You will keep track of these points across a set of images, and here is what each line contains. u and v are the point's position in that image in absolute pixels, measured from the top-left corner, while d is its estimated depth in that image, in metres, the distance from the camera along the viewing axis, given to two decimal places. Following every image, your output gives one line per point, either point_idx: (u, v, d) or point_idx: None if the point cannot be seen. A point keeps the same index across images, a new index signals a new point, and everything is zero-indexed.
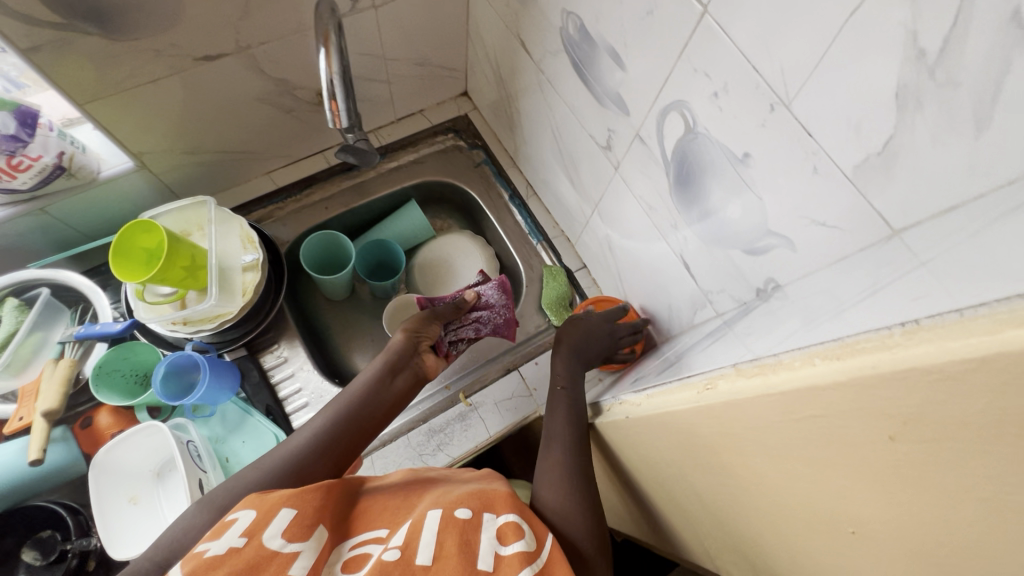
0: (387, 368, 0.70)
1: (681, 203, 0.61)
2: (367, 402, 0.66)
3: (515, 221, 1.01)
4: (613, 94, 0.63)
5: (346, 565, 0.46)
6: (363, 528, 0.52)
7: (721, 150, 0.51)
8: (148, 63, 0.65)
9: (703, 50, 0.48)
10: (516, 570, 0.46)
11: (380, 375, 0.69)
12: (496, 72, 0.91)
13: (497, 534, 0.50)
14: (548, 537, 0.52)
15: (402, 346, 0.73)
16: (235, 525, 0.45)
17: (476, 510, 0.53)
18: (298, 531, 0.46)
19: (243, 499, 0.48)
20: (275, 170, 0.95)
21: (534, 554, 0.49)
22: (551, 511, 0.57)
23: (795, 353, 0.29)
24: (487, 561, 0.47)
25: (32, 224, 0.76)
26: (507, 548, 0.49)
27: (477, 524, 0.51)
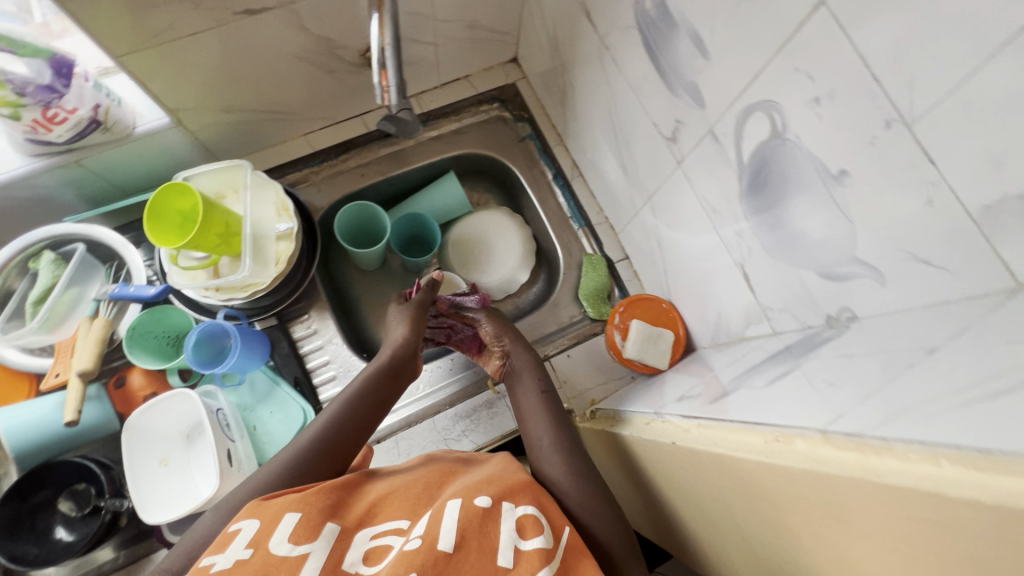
0: (384, 368, 0.70)
1: (750, 213, 0.56)
2: (366, 399, 0.66)
3: (557, 202, 0.96)
4: (689, 83, 0.56)
5: (368, 555, 0.47)
6: (384, 516, 0.52)
7: (811, 163, 0.45)
8: (187, 15, 0.61)
9: (809, 47, 0.41)
10: (534, 568, 0.45)
11: (380, 374, 0.69)
12: (552, 41, 0.84)
13: (516, 525, 0.49)
14: (566, 530, 0.52)
15: (400, 345, 0.72)
16: (240, 536, 0.46)
17: (495, 498, 0.52)
18: (305, 533, 0.47)
19: (245, 510, 0.50)
20: (312, 132, 0.91)
21: (552, 552, 0.48)
22: (575, 509, 0.58)
23: (917, 446, 0.25)
24: (507, 556, 0.46)
25: (68, 177, 0.74)
26: (526, 543, 0.48)
27: (496, 514, 0.50)
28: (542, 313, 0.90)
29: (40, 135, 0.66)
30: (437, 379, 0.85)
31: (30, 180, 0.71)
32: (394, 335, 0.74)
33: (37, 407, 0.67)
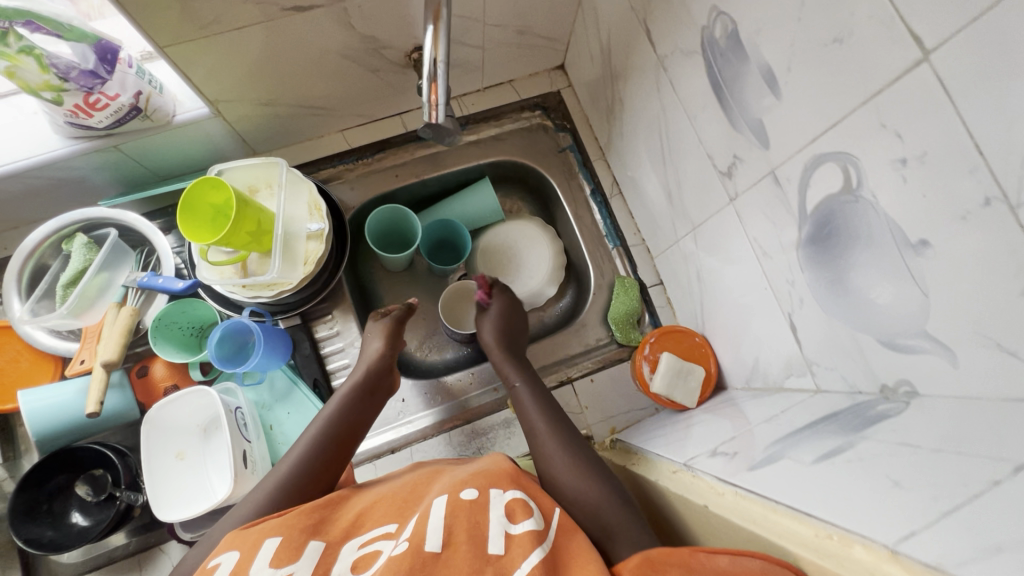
0: (359, 387, 0.71)
1: (805, 263, 0.53)
2: (344, 416, 0.67)
3: (593, 219, 0.93)
4: (754, 119, 0.53)
5: (357, 564, 0.46)
6: (372, 524, 0.52)
7: (885, 225, 0.42)
8: (236, 9, 0.60)
9: (902, 103, 0.38)
10: (527, 550, 0.45)
11: (357, 392, 0.71)
12: (604, 53, 0.80)
13: (506, 512, 0.49)
14: (556, 512, 0.52)
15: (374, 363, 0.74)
16: (218, 570, 0.45)
17: (482, 488, 0.52)
18: (286, 557, 0.46)
19: (223, 543, 0.48)
20: (350, 129, 0.89)
21: (544, 533, 0.48)
22: (579, 510, 0.55)
23: None
24: (498, 543, 0.46)
25: (106, 161, 0.74)
26: (517, 526, 0.48)
27: (484, 504, 0.50)
28: (568, 333, 0.87)
29: (81, 120, 0.66)
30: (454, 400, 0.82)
31: (69, 163, 0.71)
32: (370, 351, 0.76)
33: (61, 391, 0.67)
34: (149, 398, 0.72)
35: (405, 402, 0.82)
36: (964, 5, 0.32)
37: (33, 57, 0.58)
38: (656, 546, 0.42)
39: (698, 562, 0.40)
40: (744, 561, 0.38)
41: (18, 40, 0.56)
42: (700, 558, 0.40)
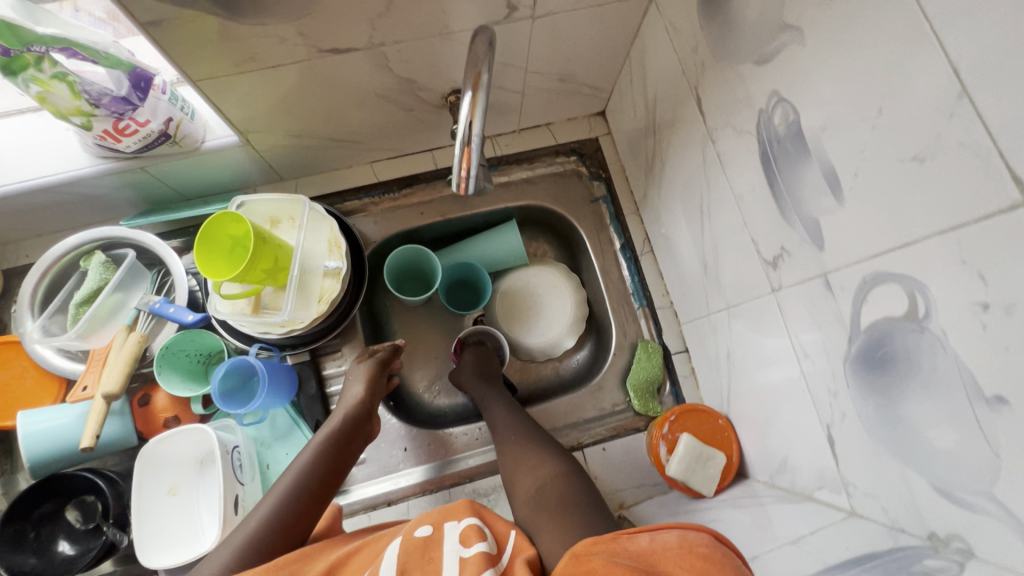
0: (336, 433, 0.67)
1: (852, 378, 0.48)
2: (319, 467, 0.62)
3: (620, 274, 0.89)
4: (809, 217, 0.48)
5: None
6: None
7: (954, 368, 0.37)
8: (273, 49, 0.58)
9: (987, 244, 0.33)
10: (479, 569, 0.45)
11: (334, 440, 0.66)
12: (648, 109, 0.77)
13: (459, 538, 0.50)
14: (508, 535, 0.53)
15: (354, 408, 0.69)
16: None
17: (436, 524, 0.53)
18: None
19: None
20: (378, 161, 0.87)
21: (495, 556, 0.49)
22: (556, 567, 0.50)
23: None
24: (453, 567, 0.46)
25: (133, 180, 0.73)
26: (470, 549, 0.48)
27: (439, 539, 0.50)
28: (583, 394, 0.84)
29: (110, 144, 0.66)
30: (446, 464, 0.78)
31: (95, 181, 0.70)
32: (351, 396, 0.71)
33: (61, 415, 0.66)
34: (148, 427, 0.71)
35: (407, 452, 0.79)
36: None
37: (65, 83, 0.57)
38: (582, 543, 0.47)
39: (621, 545, 0.45)
40: (661, 535, 0.45)
41: (53, 66, 0.55)
42: (622, 540, 0.45)
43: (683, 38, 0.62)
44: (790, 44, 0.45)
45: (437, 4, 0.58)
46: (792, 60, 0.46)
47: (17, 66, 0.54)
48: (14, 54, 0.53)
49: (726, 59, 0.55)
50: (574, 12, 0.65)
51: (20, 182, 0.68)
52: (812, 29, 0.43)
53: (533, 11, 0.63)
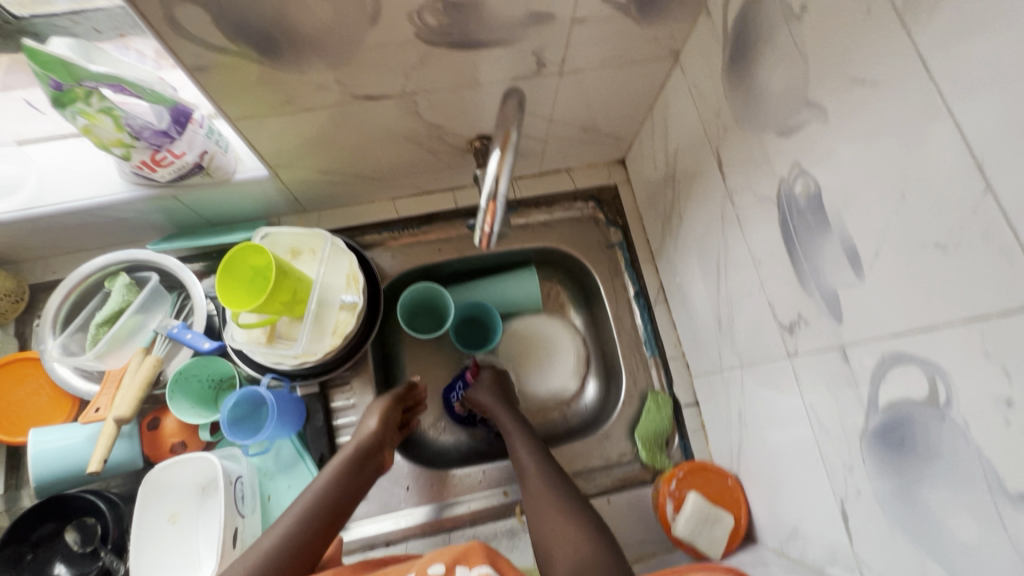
0: (352, 457, 0.65)
1: (869, 455, 0.47)
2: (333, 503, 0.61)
3: (633, 322, 0.89)
4: (827, 288, 0.49)
5: None
6: None
7: (976, 460, 0.36)
8: (310, 94, 0.61)
9: (1009, 339, 0.33)
10: None
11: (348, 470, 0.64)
12: (668, 163, 0.78)
13: None
14: None
15: (371, 433, 0.68)
16: None
17: (448, 567, 0.51)
18: None
19: None
20: (400, 198, 0.89)
21: None
22: None
23: None
24: None
25: (163, 207, 0.75)
26: None
27: None
28: (590, 442, 0.82)
29: (145, 173, 0.68)
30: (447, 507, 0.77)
31: (127, 206, 0.73)
32: (366, 424, 0.69)
33: (71, 435, 0.66)
34: (154, 450, 0.71)
35: (409, 490, 0.78)
36: None
37: (110, 117, 0.60)
38: None
39: None
40: None
41: (101, 101, 0.58)
42: None
43: (706, 100, 0.63)
44: (812, 120, 0.46)
45: (469, 59, 0.60)
46: (814, 135, 0.46)
47: (67, 99, 0.57)
48: (66, 88, 0.56)
49: (749, 126, 0.56)
50: (600, 70, 0.68)
51: (56, 203, 0.70)
52: (834, 108, 0.44)
53: (560, 68, 0.65)
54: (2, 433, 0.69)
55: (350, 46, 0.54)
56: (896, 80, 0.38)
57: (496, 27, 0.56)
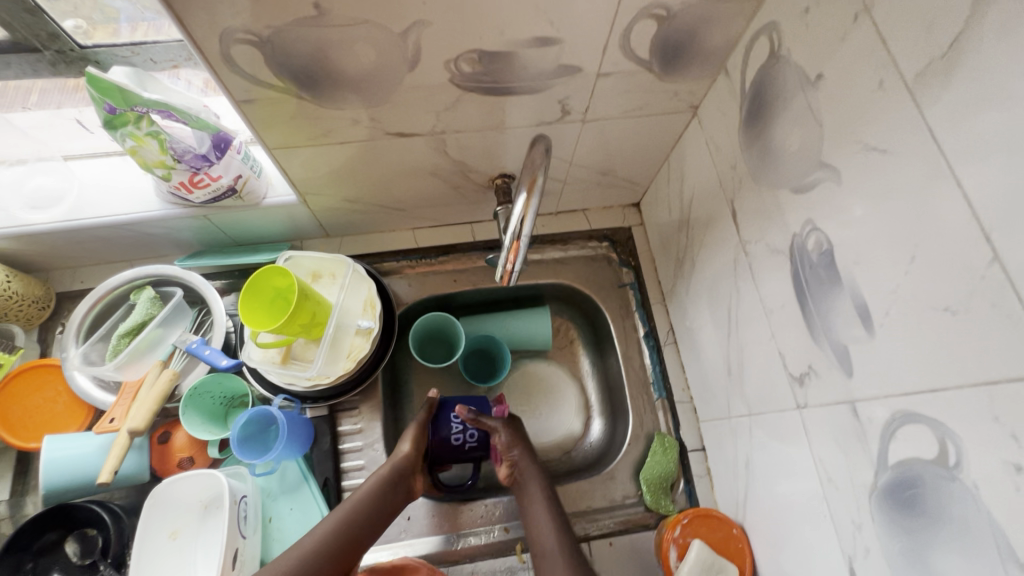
0: (385, 478, 0.67)
1: (878, 513, 0.47)
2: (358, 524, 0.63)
3: (642, 362, 0.89)
4: (838, 343, 0.50)
5: None
6: None
7: (987, 525, 0.37)
8: (346, 128, 0.64)
9: (1018, 406, 0.34)
10: None
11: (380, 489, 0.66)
12: (683, 210, 0.81)
13: None
14: None
15: (404, 456, 0.70)
16: None
17: None
18: None
19: None
20: (420, 228, 0.92)
21: None
22: None
23: None
24: None
25: (193, 225, 0.78)
26: None
27: None
28: (594, 481, 0.82)
29: (182, 194, 0.71)
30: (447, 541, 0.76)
31: (160, 223, 0.75)
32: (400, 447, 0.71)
33: (83, 444, 0.67)
34: (162, 464, 0.72)
35: (410, 521, 0.77)
36: None
37: (156, 139, 0.63)
38: None
39: None
40: None
41: (149, 125, 0.61)
42: None
43: (722, 153, 0.66)
44: (825, 180, 0.48)
45: (498, 103, 0.63)
46: (827, 194, 0.48)
47: (119, 122, 0.61)
48: (118, 112, 0.59)
49: (764, 181, 0.58)
50: (622, 119, 0.71)
51: (93, 217, 0.73)
52: (847, 171, 0.46)
53: (583, 116, 0.68)
54: (15, 438, 0.70)
55: (388, 87, 0.57)
56: (906, 150, 0.40)
57: (526, 76, 0.60)
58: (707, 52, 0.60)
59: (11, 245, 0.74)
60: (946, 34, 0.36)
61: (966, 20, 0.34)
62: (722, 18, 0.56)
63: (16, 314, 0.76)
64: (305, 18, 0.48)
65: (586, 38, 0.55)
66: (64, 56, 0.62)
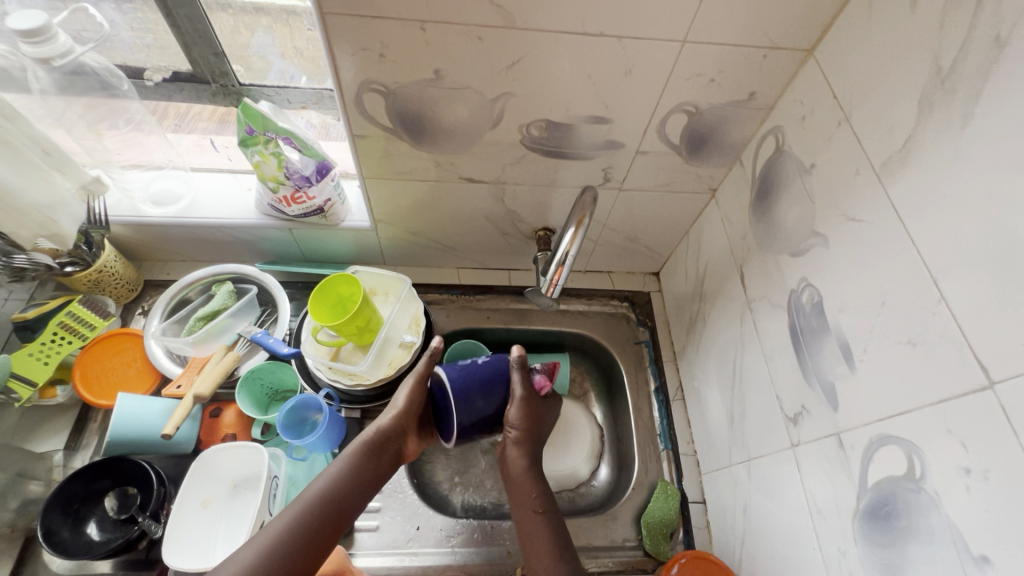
0: (371, 443, 0.67)
1: (860, 537, 0.53)
2: (343, 492, 0.63)
3: (651, 414, 0.95)
4: (827, 382, 0.58)
5: None
6: None
7: (947, 529, 0.43)
8: (428, 169, 0.78)
9: (964, 418, 0.42)
10: None
11: (364, 456, 0.66)
12: (699, 277, 0.92)
13: None
14: None
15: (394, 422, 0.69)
16: None
17: None
18: None
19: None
20: (464, 269, 1.05)
21: None
22: None
23: None
24: None
25: (277, 235, 0.91)
26: None
27: None
28: (598, 520, 0.85)
29: (280, 207, 0.85)
30: (453, 555, 0.79)
31: (253, 229, 0.89)
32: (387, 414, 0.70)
33: (147, 406, 0.74)
34: (208, 436, 0.81)
35: (418, 531, 0.80)
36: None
37: (276, 158, 0.78)
38: None
39: None
40: None
41: (275, 147, 0.77)
42: None
43: (735, 228, 0.79)
44: (817, 246, 0.60)
45: (554, 166, 0.78)
46: (819, 256, 0.60)
47: (252, 142, 0.76)
48: (254, 134, 0.75)
49: (769, 248, 0.70)
50: (652, 192, 0.85)
51: (201, 217, 0.87)
52: (833, 238, 0.57)
53: (621, 185, 0.83)
54: (89, 394, 0.78)
55: (471, 139, 0.73)
56: (878, 220, 0.51)
57: (581, 146, 0.75)
58: (725, 146, 0.75)
59: (125, 231, 0.87)
60: (901, 137, 0.49)
61: (914, 128, 0.48)
62: (739, 121, 0.71)
63: (111, 290, 0.88)
64: (425, 79, 0.64)
65: (631, 122, 0.71)
66: (225, 90, 0.81)
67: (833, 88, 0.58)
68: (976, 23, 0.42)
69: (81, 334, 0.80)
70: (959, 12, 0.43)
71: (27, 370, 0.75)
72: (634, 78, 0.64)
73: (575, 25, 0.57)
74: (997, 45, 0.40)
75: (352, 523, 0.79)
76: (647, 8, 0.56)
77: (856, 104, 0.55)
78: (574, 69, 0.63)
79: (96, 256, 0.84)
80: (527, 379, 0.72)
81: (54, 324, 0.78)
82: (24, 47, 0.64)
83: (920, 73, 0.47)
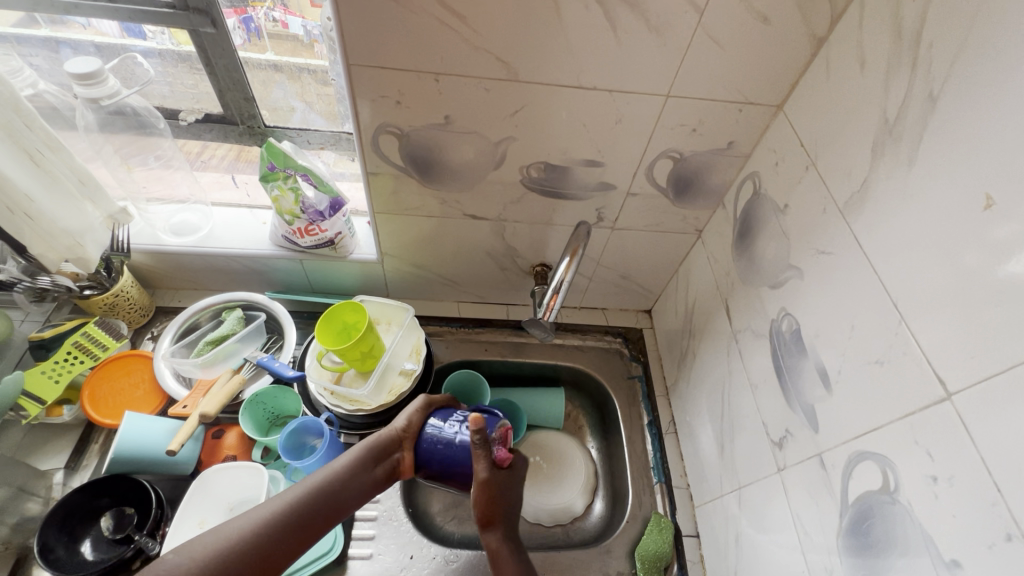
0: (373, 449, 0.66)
1: (846, 554, 0.55)
2: (344, 480, 0.63)
3: (644, 448, 0.96)
4: (807, 405, 0.61)
5: None
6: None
7: (921, 538, 0.46)
8: (433, 206, 0.84)
9: (928, 429, 0.46)
10: None
11: (367, 454, 0.66)
12: (688, 312, 0.96)
13: None
14: None
15: (396, 430, 0.67)
16: None
17: None
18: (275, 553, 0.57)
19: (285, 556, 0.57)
20: (463, 303, 1.09)
21: None
22: None
23: None
24: None
25: (288, 266, 0.96)
26: None
27: None
28: (592, 552, 0.84)
29: (294, 238, 0.90)
30: None
31: (266, 259, 0.93)
32: (395, 420, 0.69)
33: (152, 425, 0.76)
34: (208, 457, 0.83)
35: (412, 559, 0.80)
36: (976, 364, 0.42)
37: (293, 193, 0.83)
38: None
39: None
40: None
41: (293, 182, 0.82)
42: None
43: (719, 265, 0.84)
44: (793, 278, 0.65)
45: (552, 205, 0.85)
46: (795, 287, 0.65)
47: (272, 177, 0.82)
48: (275, 170, 0.81)
49: (750, 282, 0.75)
50: (641, 231, 0.91)
51: (217, 246, 0.92)
52: (807, 270, 0.62)
53: (613, 224, 0.89)
54: (95, 412, 0.81)
55: (475, 179, 0.79)
56: (845, 253, 0.57)
57: (576, 187, 0.81)
58: (708, 189, 0.82)
59: (144, 258, 0.92)
60: (859, 179, 0.56)
61: (869, 171, 0.54)
62: (720, 167, 0.78)
63: (124, 315, 0.91)
64: (436, 124, 0.71)
65: (622, 166, 0.78)
66: (251, 130, 0.90)
67: (800, 138, 0.65)
68: (913, 83, 0.49)
69: (94, 354, 0.83)
70: (899, 74, 0.51)
71: (38, 387, 0.77)
72: (623, 126, 0.72)
73: (571, 78, 0.65)
74: (932, 100, 0.47)
75: (345, 551, 0.79)
76: (634, 65, 0.64)
77: (820, 152, 0.62)
78: (570, 117, 0.70)
79: (114, 281, 0.88)
80: (489, 457, 0.63)
81: (69, 344, 0.82)
82: (77, 89, 0.71)
83: (872, 125, 0.54)
